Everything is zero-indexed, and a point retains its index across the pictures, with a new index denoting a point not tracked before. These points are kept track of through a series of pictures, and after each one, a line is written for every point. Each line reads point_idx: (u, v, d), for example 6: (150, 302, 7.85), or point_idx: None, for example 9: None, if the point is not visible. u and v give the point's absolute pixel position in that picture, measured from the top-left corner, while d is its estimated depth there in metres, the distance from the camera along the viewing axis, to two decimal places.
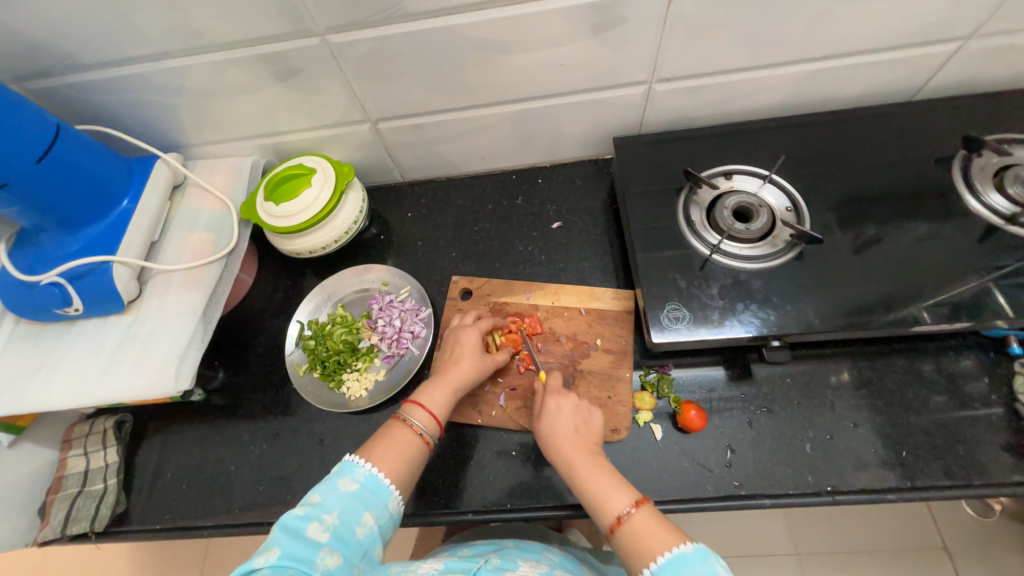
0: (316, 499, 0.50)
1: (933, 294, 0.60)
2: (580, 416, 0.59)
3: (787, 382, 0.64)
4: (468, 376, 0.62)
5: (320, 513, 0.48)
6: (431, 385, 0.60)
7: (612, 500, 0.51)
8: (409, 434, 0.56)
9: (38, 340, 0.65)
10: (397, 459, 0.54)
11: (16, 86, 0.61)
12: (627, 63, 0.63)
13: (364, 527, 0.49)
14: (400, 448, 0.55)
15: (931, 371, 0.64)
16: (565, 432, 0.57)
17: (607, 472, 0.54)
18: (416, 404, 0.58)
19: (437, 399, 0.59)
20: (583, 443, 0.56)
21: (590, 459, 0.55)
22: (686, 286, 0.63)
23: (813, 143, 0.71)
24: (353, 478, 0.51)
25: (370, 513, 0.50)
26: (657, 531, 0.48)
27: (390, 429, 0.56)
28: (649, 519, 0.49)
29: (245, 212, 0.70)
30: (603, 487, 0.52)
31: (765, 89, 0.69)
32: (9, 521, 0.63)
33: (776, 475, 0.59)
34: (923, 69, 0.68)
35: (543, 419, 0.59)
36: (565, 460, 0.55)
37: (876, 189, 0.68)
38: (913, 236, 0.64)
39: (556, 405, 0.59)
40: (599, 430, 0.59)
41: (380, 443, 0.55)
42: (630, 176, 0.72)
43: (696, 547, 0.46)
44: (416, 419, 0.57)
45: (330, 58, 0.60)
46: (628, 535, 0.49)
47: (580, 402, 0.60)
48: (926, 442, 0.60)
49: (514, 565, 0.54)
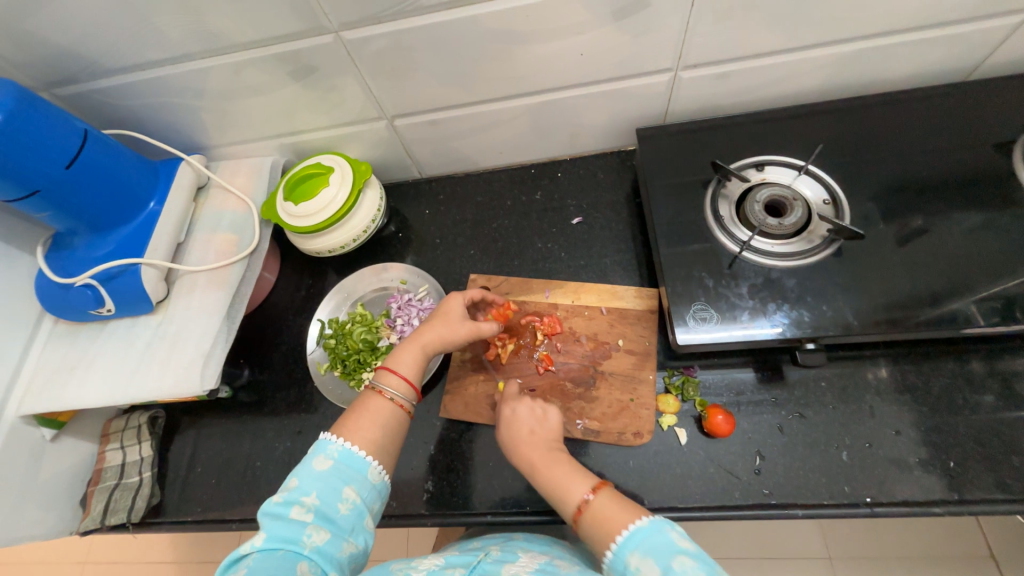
0: (293, 483, 0.48)
1: (988, 293, 0.56)
2: (534, 416, 0.58)
3: (822, 385, 0.61)
4: (434, 333, 0.60)
5: (299, 496, 0.46)
6: (399, 350, 0.59)
7: (572, 489, 0.50)
8: (381, 401, 0.55)
9: (75, 340, 0.68)
10: (372, 428, 0.52)
11: (46, 93, 0.63)
12: (651, 49, 0.60)
13: (347, 502, 0.47)
14: (372, 416, 0.54)
15: (985, 375, 0.59)
16: (522, 433, 0.56)
17: (566, 463, 0.53)
18: (389, 370, 0.57)
19: (409, 362, 0.58)
20: (542, 441, 0.55)
21: (549, 455, 0.54)
22: (714, 285, 0.60)
23: (854, 130, 0.67)
24: (326, 456, 0.50)
25: (350, 487, 0.48)
26: (618, 510, 0.46)
27: (362, 401, 0.55)
28: (610, 501, 0.47)
29: (266, 212, 0.71)
30: (563, 476, 0.51)
31: (801, 73, 0.65)
32: (54, 511, 0.67)
33: (809, 484, 0.56)
34: (981, 45, 0.62)
35: (503, 423, 0.58)
36: (526, 462, 0.54)
37: (925, 178, 0.63)
38: (966, 229, 0.59)
39: (512, 409, 0.59)
40: (559, 426, 0.58)
41: (354, 414, 0.54)
42: (654, 168, 0.69)
43: (650, 519, 0.45)
44: (388, 385, 0.56)
45: (345, 55, 0.59)
46: (589, 520, 0.47)
47: (535, 402, 0.59)
48: (976, 451, 0.56)
49: (514, 556, 0.52)
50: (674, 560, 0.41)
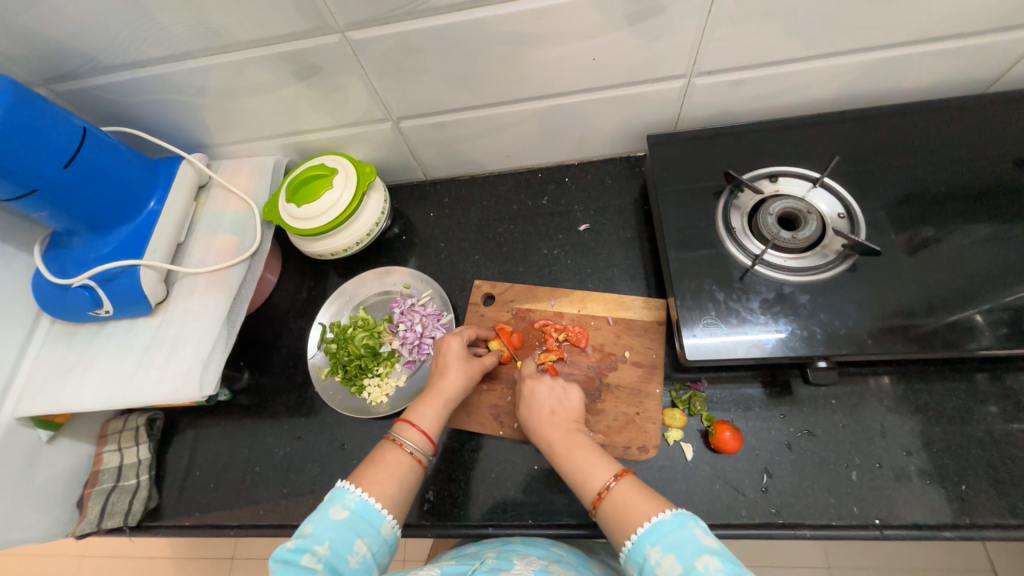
0: (307, 530, 0.47)
1: (1005, 313, 0.54)
2: (555, 397, 0.58)
3: (832, 403, 0.60)
4: (457, 385, 0.60)
5: (311, 545, 0.45)
6: (422, 402, 0.58)
7: (594, 474, 0.50)
8: (401, 454, 0.53)
9: (73, 341, 0.67)
10: (389, 481, 0.51)
11: (44, 88, 0.61)
12: (664, 55, 0.59)
13: (357, 555, 0.46)
14: (391, 470, 0.52)
15: (997, 396, 0.58)
16: (543, 414, 0.56)
17: (587, 447, 0.52)
18: (409, 424, 0.56)
19: (429, 417, 0.57)
20: (562, 423, 0.55)
21: (570, 436, 0.54)
22: (724, 298, 0.59)
23: (870, 141, 0.65)
24: (343, 505, 0.48)
25: (363, 540, 0.47)
26: (639, 499, 0.46)
27: (381, 451, 0.54)
28: (631, 491, 0.47)
29: (268, 214, 0.70)
30: (585, 460, 0.51)
31: (818, 81, 0.63)
32: (51, 513, 0.66)
33: (816, 503, 0.55)
34: (1004, 57, 0.60)
35: (522, 404, 0.58)
36: (545, 442, 0.55)
37: (942, 192, 0.61)
38: (985, 245, 0.58)
39: (531, 389, 0.58)
40: (579, 407, 0.58)
41: (372, 466, 0.52)
42: (664, 176, 0.67)
43: (674, 513, 0.44)
44: (408, 438, 0.55)
45: (350, 54, 0.57)
46: (610, 506, 0.47)
47: (555, 381, 0.59)
48: (987, 475, 0.54)
49: (510, 564, 0.51)
50: (698, 560, 0.40)
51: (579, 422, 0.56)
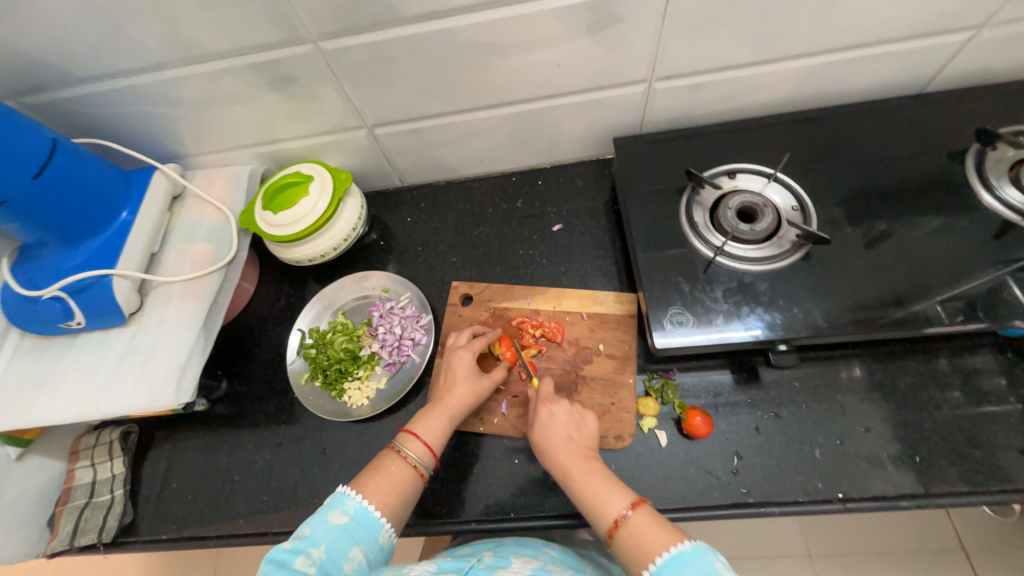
0: (305, 532, 0.48)
1: (946, 292, 0.58)
2: (573, 422, 0.58)
3: (795, 386, 0.63)
4: (463, 401, 0.61)
5: (306, 547, 0.46)
6: (427, 415, 0.59)
7: (610, 502, 0.51)
8: (402, 465, 0.54)
9: (42, 355, 0.66)
10: (390, 492, 0.52)
11: (12, 101, 0.61)
12: (625, 62, 0.62)
13: (352, 561, 0.48)
14: (391, 480, 0.53)
15: (945, 371, 0.62)
16: (559, 439, 0.57)
17: (600, 475, 0.53)
18: (411, 434, 0.57)
19: (432, 429, 0.58)
20: (578, 449, 0.56)
21: (584, 464, 0.55)
22: (689, 289, 0.62)
23: (819, 139, 0.69)
24: (343, 511, 0.50)
25: (359, 547, 0.49)
26: (655, 531, 0.48)
27: (384, 460, 0.55)
28: (647, 521, 0.48)
29: (244, 221, 0.70)
30: (600, 489, 0.52)
31: (769, 85, 0.68)
32: (18, 534, 0.64)
33: (784, 482, 0.58)
34: (935, 60, 0.65)
35: (539, 426, 0.58)
36: (559, 468, 0.55)
37: (886, 184, 0.66)
38: (925, 231, 0.62)
39: (549, 413, 0.59)
40: (593, 433, 0.59)
41: (374, 474, 0.53)
42: (632, 176, 0.70)
43: (692, 545, 0.45)
44: (411, 450, 0.56)
45: (323, 64, 0.59)
46: (627, 535, 0.48)
47: (573, 407, 0.60)
48: (941, 446, 0.58)
49: (507, 562, 0.51)
50: None
51: (593, 448, 0.58)
